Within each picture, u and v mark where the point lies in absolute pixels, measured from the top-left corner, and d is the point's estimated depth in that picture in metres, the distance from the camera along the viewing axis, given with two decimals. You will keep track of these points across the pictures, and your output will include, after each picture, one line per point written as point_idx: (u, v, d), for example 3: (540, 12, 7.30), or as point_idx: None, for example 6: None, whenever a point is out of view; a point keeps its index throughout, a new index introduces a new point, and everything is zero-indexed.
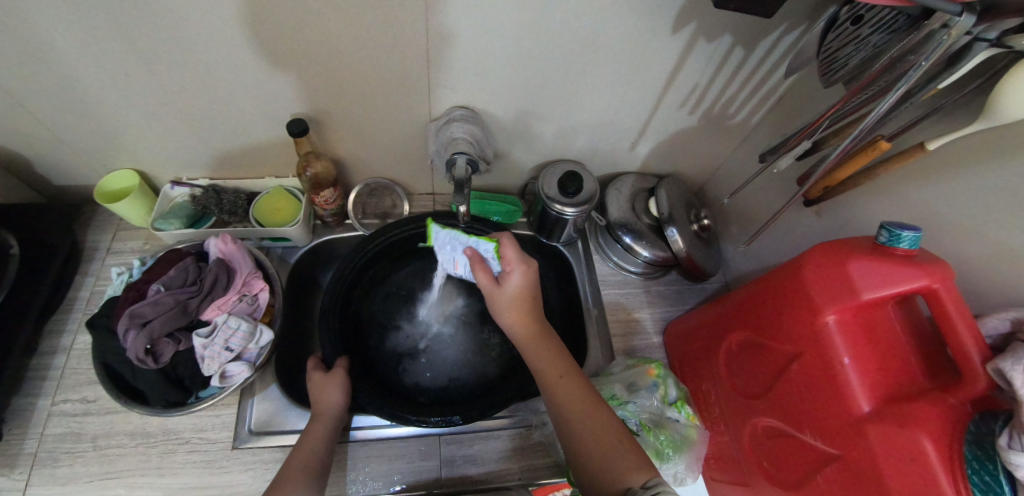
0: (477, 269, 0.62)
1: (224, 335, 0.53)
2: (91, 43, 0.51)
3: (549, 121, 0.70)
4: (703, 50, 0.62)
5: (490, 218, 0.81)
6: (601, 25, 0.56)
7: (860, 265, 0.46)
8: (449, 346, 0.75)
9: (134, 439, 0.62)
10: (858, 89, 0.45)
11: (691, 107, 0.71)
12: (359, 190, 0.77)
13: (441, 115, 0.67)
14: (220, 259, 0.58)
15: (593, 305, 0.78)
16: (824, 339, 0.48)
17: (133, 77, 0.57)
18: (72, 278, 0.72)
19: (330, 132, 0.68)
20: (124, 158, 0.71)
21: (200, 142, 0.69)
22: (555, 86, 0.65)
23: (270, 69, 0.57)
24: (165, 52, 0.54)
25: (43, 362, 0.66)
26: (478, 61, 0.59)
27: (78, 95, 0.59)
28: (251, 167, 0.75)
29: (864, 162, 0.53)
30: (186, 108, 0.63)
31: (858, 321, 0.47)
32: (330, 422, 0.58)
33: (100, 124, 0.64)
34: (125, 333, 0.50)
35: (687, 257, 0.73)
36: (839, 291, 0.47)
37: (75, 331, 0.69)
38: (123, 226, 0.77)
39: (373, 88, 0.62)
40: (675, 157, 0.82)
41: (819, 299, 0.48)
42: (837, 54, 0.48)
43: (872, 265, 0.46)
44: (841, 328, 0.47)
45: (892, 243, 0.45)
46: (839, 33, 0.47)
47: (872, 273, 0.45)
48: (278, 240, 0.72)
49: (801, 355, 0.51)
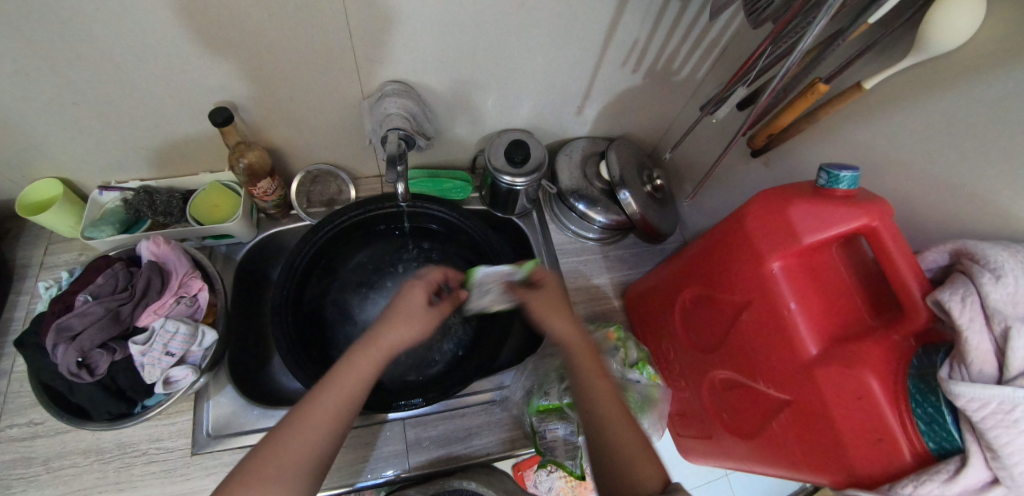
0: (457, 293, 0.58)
1: (162, 339, 0.51)
2: None
3: (492, 90, 0.67)
4: (640, 3, 0.59)
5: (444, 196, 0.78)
6: None
7: (801, 209, 0.46)
8: None
9: (88, 456, 0.60)
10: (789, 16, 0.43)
11: (636, 63, 0.69)
12: (301, 178, 0.74)
13: (374, 92, 0.63)
14: (151, 262, 0.55)
15: (550, 276, 0.75)
16: (772, 287, 0.48)
17: (23, 78, 0.52)
18: (5, 298, 0.68)
19: (258, 118, 0.64)
20: (38, 165, 0.66)
21: (118, 141, 0.64)
22: (489, 52, 0.61)
23: (176, 57, 0.53)
24: (52, 48, 0.49)
25: None
26: (404, 29, 0.55)
27: None
28: (183, 163, 0.71)
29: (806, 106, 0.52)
30: (93, 106, 0.58)
31: (801, 266, 0.47)
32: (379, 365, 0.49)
33: (3, 133, 0.59)
34: (54, 348, 0.48)
35: (642, 218, 0.71)
36: (783, 237, 0.47)
37: (14, 353, 0.66)
38: (54, 239, 0.73)
39: (294, 67, 0.58)
40: (629, 117, 0.80)
41: (766, 248, 0.48)
42: None
43: (813, 208, 0.45)
44: (787, 274, 0.47)
45: (831, 186, 0.45)
46: None
47: (813, 216, 0.45)
48: (220, 238, 0.68)
49: (751, 305, 0.51)
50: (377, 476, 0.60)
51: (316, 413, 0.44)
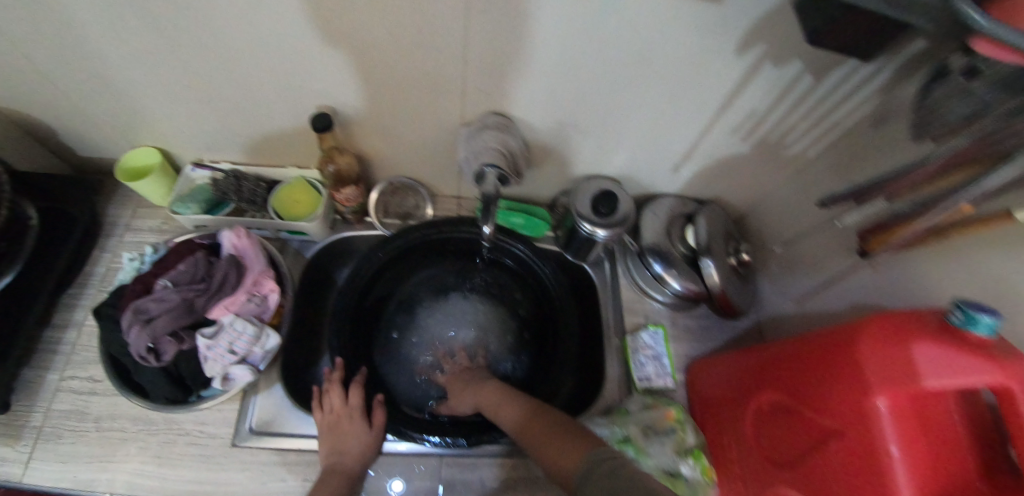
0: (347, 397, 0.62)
1: (229, 337, 0.51)
2: (111, 19, 0.49)
3: (591, 136, 0.65)
4: (768, 75, 0.56)
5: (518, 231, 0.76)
6: (656, 37, 0.51)
7: (928, 348, 0.41)
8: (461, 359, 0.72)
9: (136, 424, 0.62)
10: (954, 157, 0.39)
11: (746, 133, 0.65)
12: (382, 188, 0.74)
13: (476, 120, 0.62)
14: (231, 255, 0.56)
15: (614, 334, 0.73)
16: (871, 424, 0.43)
17: (156, 57, 0.55)
18: (90, 252, 0.72)
19: (356, 127, 0.64)
20: (146, 135, 0.69)
21: (224, 127, 0.67)
22: (599, 100, 0.59)
23: (296, 58, 0.54)
24: (189, 34, 0.51)
25: (55, 334, 0.67)
26: (520, 65, 0.54)
27: (101, 70, 0.57)
28: (274, 155, 0.72)
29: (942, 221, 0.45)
30: (208, 90, 0.60)
31: (912, 409, 0.42)
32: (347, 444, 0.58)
33: (124, 101, 0.62)
34: (129, 328, 0.48)
35: (721, 293, 0.67)
36: (897, 372, 0.42)
37: (88, 307, 0.69)
38: (143, 203, 0.76)
39: (404, 86, 0.58)
40: (721, 184, 0.76)
41: (875, 382, 0.43)
42: (937, 107, 0.42)
43: (942, 351, 0.40)
44: (894, 414, 0.42)
45: (966, 327, 0.39)
46: (947, 87, 0.41)
47: (940, 362, 0.40)
48: (295, 233, 0.69)
49: (841, 436, 0.46)
50: None
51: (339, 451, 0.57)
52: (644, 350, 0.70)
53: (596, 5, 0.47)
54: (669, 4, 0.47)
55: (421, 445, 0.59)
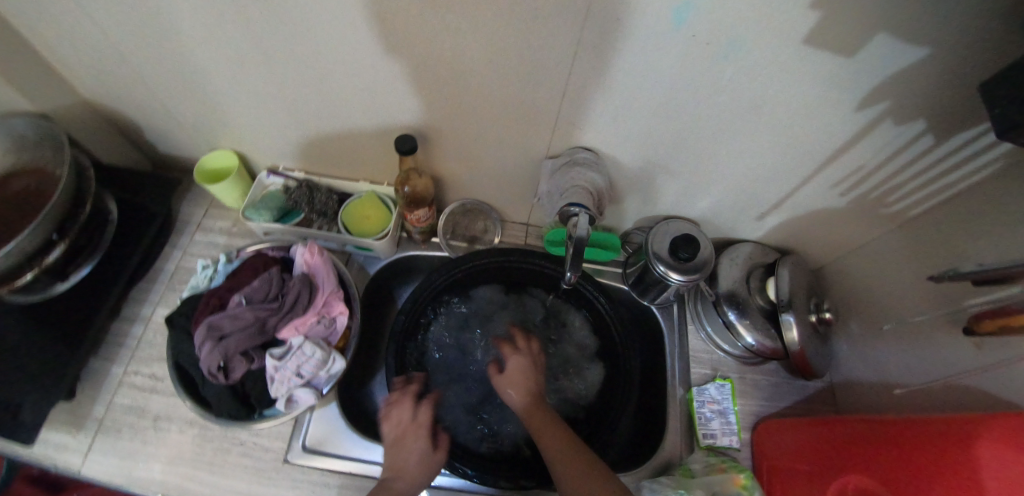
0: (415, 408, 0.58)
1: (297, 360, 0.52)
2: (221, 29, 0.50)
3: (678, 177, 0.62)
4: (886, 132, 0.52)
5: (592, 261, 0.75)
6: (770, 87, 0.48)
7: None
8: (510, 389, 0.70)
9: (192, 428, 0.62)
10: None
11: (845, 188, 0.61)
12: (454, 209, 0.73)
13: (562, 154, 0.61)
14: (304, 274, 0.55)
15: (678, 384, 0.69)
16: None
17: (256, 68, 0.55)
18: (162, 248, 0.73)
19: (436, 149, 0.63)
20: (228, 139, 0.70)
21: (306, 139, 0.67)
22: (695, 142, 0.57)
23: (392, 79, 0.53)
24: (293, 49, 0.51)
25: (123, 327, 0.68)
26: (620, 102, 0.52)
27: (201, 76, 0.58)
28: (347, 168, 0.72)
29: None
30: (298, 103, 0.60)
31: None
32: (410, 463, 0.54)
33: (215, 107, 0.63)
34: (202, 343, 0.49)
35: (799, 352, 0.62)
36: (1014, 477, 0.36)
37: (155, 303, 0.70)
38: (215, 203, 0.77)
39: (495, 115, 0.56)
40: (804, 235, 0.72)
41: (989, 481, 0.37)
42: None
43: None
44: None
45: None
46: None
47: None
48: (361, 248, 0.68)
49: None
50: None
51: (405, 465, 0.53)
52: (712, 403, 0.67)
53: (716, 52, 0.45)
54: (795, 54, 0.44)
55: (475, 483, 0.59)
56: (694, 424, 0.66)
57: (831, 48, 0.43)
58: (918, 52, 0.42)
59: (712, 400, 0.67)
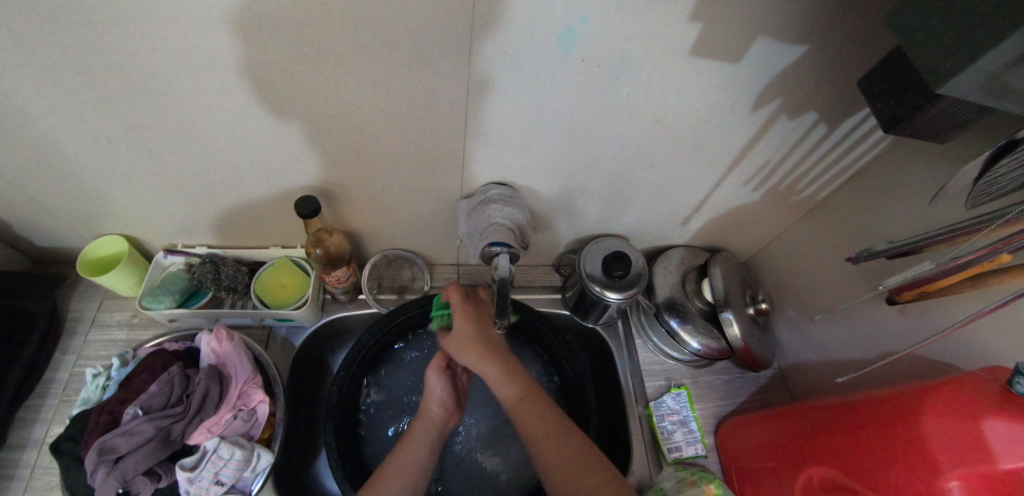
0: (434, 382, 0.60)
1: (214, 467, 0.45)
2: (65, 110, 0.44)
3: (599, 196, 0.62)
4: (783, 127, 0.53)
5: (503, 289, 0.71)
6: (668, 99, 0.48)
7: (999, 425, 0.38)
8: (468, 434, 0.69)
9: None
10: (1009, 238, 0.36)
11: (758, 183, 0.62)
12: (376, 261, 0.68)
13: (477, 191, 0.58)
14: (212, 366, 0.50)
15: (636, 401, 0.68)
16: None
17: (120, 147, 0.49)
18: (50, 356, 0.64)
19: (345, 204, 0.59)
20: (110, 223, 0.62)
21: (201, 212, 0.61)
22: (607, 160, 0.56)
23: (278, 140, 0.49)
24: (158, 122, 0.46)
25: (10, 457, 0.58)
26: (525, 133, 0.51)
27: (54, 161, 0.51)
28: (253, 236, 0.66)
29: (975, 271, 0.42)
30: (182, 176, 0.54)
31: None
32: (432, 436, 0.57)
33: (84, 191, 0.56)
34: (94, 471, 0.42)
35: (744, 348, 0.63)
36: (968, 451, 0.38)
37: (48, 421, 0.61)
38: (110, 295, 0.69)
39: (399, 161, 0.53)
40: (732, 231, 0.74)
41: (943, 459, 0.39)
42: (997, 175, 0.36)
43: (1016, 428, 0.37)
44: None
45: None
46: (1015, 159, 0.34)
47: (1014, 439, 0.37)
48: (281, 319, 0.62)
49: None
50: None
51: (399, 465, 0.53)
52: (671, 416, 0.66)
53: (608, 73, 0.44)
54: (685, 66, 0.44)
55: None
56: (658, 439, 0.64)
57: (714, 58, 0.44)
58: (793, 51, 0.43)
59: (671, 412, 0.66)
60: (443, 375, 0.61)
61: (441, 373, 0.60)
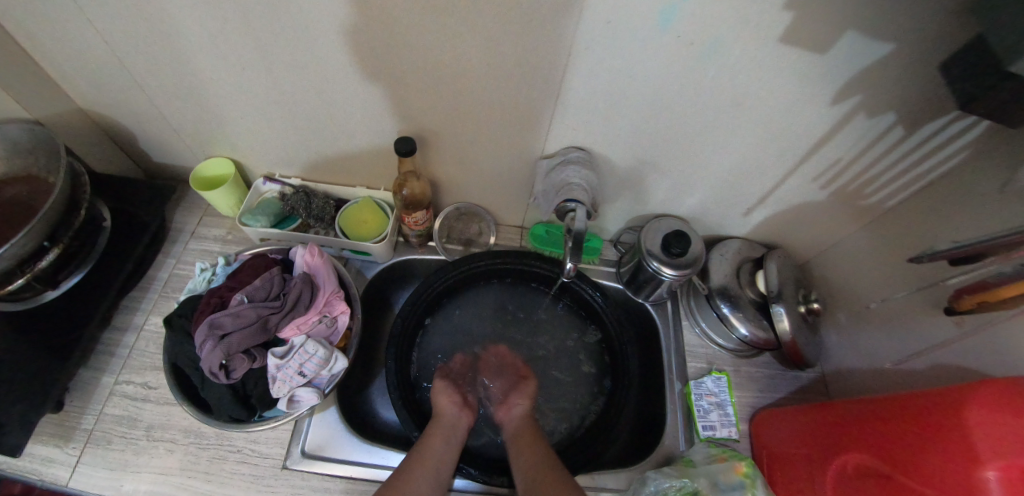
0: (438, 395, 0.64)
1: (300, 359, 0.51)
2: (218, 34, 0.51)
3: (668, 175, 0.65)
4: (859, 125, 0.55)
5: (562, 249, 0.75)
6: (750, 85, 0.52)
7: None
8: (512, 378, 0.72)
9: (186, 437, 0.61)
10: None
11: (826, 181, 0.64)
12: (448, 212, 0.74)
13: (556, 153, 0.63)
14: (305, 274, 0.56)
15: (676, 378, 0.70)
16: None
17: (250, 74, 0.56)
18: (155, 257, 0.72)
19: (432, 152, 0.65)
20: (224, 146, 0.70)
21: (302, 145, 0.68)
22: (682, 140, 0.59)
23: (386, 83, 0.55)
24: (291, 56, 0.53)
25: (114, 337, 0.67)
26: (612, 101, 0.55)
27: (194, 80, 0.59)
28: (344, 174, 0.72)
29: None
30: (295, 108, 0.61)
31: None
32: (448, 424, 0.60)
33: (211, 112, 0.64)
34: (203, 342, 0.49)
35: (792, 342, 0.64)
36: (1010, 445, 0.38)
37: (147, 312, 0.69)
38: (209, 212, 0.77)
39: (489, 115, 0.58)
40: (791, 230, 0.75)
41: (984, 451, 0.39)
42: None
43: None
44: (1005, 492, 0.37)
45: None
46: None
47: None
48: (358, 252, 0.69)
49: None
50: None
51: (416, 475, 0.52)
52: (708, 398, 0.68)
53: (699, 51, 0.48)
54: (772, 52, 0.47)
55: (479, 483, 0.58)
56: (693, 415, 0.67)
57: (802, 46, 0.46)
58: (883, 47, 0.46)
59: (708, 395, 0.68)
60: (448, 388, 0.65)
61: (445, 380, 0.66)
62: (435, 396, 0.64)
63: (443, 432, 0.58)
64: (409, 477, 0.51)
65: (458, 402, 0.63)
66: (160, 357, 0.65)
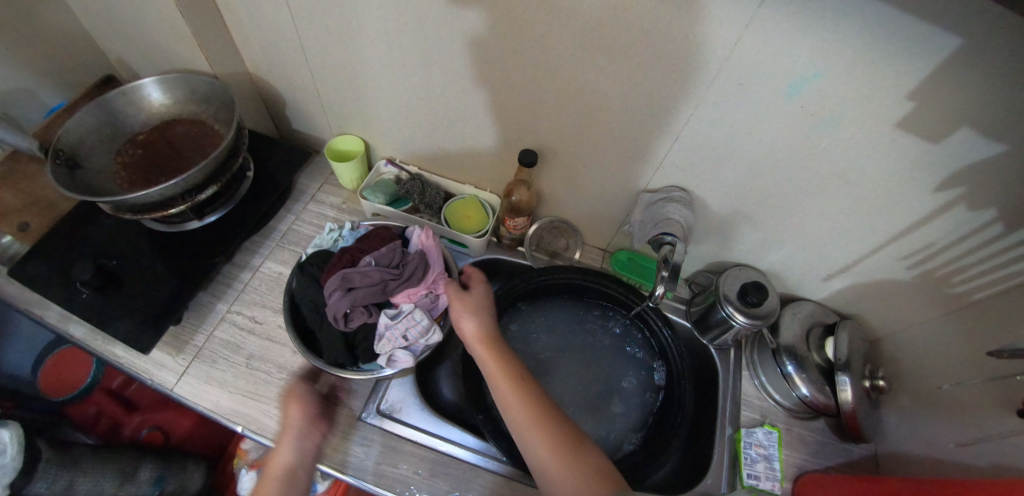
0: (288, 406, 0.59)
1: (407, 323, 0.58)
2: (399, 37, 0.60)
3: (758, 227, 0.69)
4: (960, 217, 0.58)
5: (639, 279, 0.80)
6: (860, 161, 0.55)
7: None
8: (569, 386, 0.76)
9: (280, 372, 0.68)
10: None
11: (913, 263, 0.66)
12: (543, 224, 0.79)
13: (660, 190, 0.68)
14: (421, 251, 0.63)
15: (727, 422, 0.73)
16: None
17: (408, 71, 0.65)
18: (279, 210, 0.82)
19: (543, 166, 0.72)
20: (360, 127, 0.80)
21: (428, 138, 0.76)
22: (780, 198, 0.64)
23: (523, 100, 0.63)
24: (452, 65, 0.62)
25: (233, 272, 0.76)
26: (723, 152, 0.60)
27: (359, 69, 0.69)
28: (455, 171, 0.81)
29: None
30: (435, 107, 0.70)
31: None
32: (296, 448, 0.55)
33: (361, 96, 0.74)
34: (333, 291, 0.56)
35: (853, 414, 0.66)
36: None
37: (264, 256, 0.78)
38: (329, 181, 0.86)
39: (607, 144, 0.65)
40: (865, 303, 0.77)
41: None
42: None
43: None
44: None
45: None
46: None
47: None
48: (455, 241, 0.77)
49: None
50: None
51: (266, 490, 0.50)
52: (757, 448, 0.69)
53: (817, 123, 0.53)
54: (887, 135, 0.51)
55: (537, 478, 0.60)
56: (740, 461, 0.68)
57: (918, 135, 0.50)
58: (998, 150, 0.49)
59: (757, 445, 0.69)
60: (299, 390, 0.61)
61: (300, 385, 0.62)
62: (284, 403, 0.59)
63: (286, 453, 0.54)
64: (265, 486, 0.51)
65: (310, 418, 0.58)
66: (268, 298, 0.74)
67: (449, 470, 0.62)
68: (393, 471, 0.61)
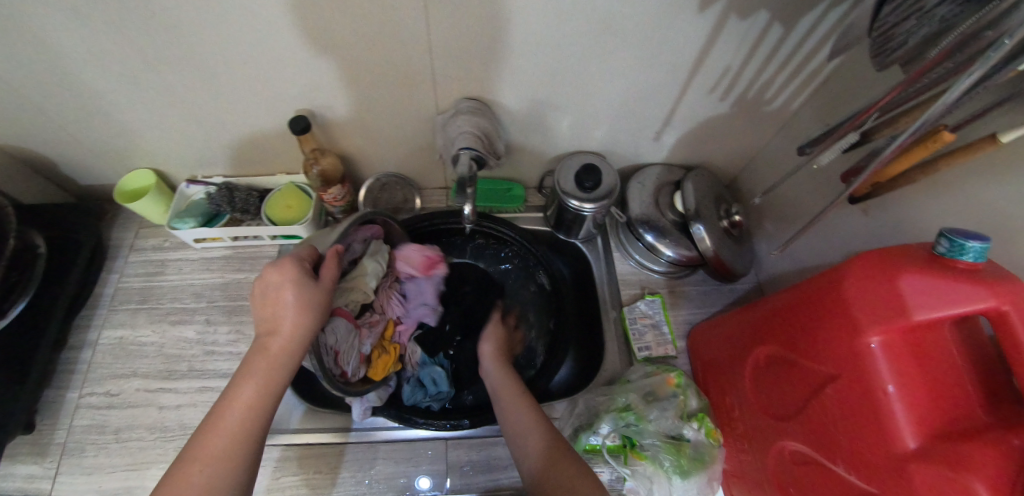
0: (287, 290, 0.45)
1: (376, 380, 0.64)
2: (91, 43, 0.51)
3: (567, 111, 0.67)
4: (735, 29, 0.55)
5: (494, 202, 0.79)
6: (616, 5, 0.51)
7: (912, 280, 0.39)
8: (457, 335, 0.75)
9: (153, 432, 0.64)
10: (921, 71, 0.39)
11: (723, 92, 0.65)
12: (371, 184, 0.77)
13: (449, 108, 0.64)
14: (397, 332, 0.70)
15: (610, 306, 0.74)
16: (868, 363, 0.41)
17: (134, 77, 0.57)
18: (99, 274, 0.75)
19: (336, 127, 0.67)
20: (142, 157, 0.72)
21: (213, 142, 0.69)
22: (568, 73, 0.60)
23: (264, 65, 0.56)
24: (169, 54, 0.53)
25: (71, 355, 0.70)
26: (486, 46, 0.55)
27: (85, 96, 0.59)
28: (264, 165, 0.75)
29: (921, 155, 0.45)
30: (193, 107, 0.62)
31: (906, 344, 0.40)
32: (282, 359, 0.45)
33: (113, 124, 0.65)
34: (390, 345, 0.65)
35: (715, 256, 0.67)
36: (886, 308, 0.40)
37: (100, 327, 0.72)
38: (145, 225, 0.79)
39: (379, 81, 0.59)
40: (705, 147, 0.77)
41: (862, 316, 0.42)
42: (891, 31, 0.40)
43: (927, 281, 0.39)
44: (887, 351, 0.40)
45: (953, 255, 0.39)
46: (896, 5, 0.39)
47: (927, 291, 0.38)
48: (290, 236, 0.73)
49: (840, 380, 0.44)
50: (410, 477, 0.61)
51: (225, 425, 0.43)
52: (642, 319, 0.71)
53: None
54: None
55: (441, 428, 0.62)
56: (630, 339, 0.70)
57: None
58: None
59: (642, 318, 0.71)
60: (305, 301, 0.45)
61: (296, 268, 0.46)
62: (287, 292, 0.45)
63: (267, 364, 0.45)
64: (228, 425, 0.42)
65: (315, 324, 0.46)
66: (118, 366, 0.69)
67: (355, 455, 0.62)
68: (296, 480, 0.61)
